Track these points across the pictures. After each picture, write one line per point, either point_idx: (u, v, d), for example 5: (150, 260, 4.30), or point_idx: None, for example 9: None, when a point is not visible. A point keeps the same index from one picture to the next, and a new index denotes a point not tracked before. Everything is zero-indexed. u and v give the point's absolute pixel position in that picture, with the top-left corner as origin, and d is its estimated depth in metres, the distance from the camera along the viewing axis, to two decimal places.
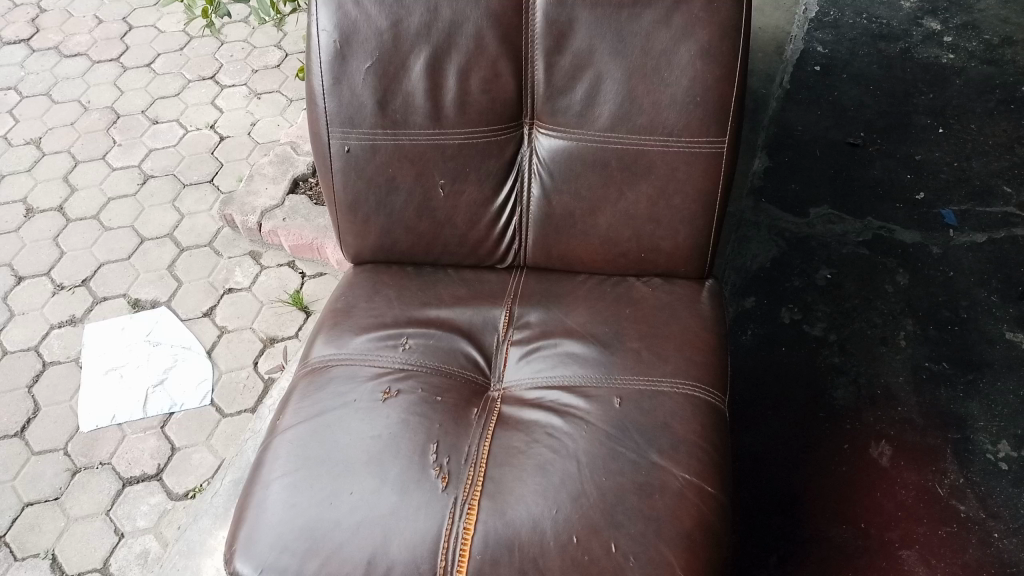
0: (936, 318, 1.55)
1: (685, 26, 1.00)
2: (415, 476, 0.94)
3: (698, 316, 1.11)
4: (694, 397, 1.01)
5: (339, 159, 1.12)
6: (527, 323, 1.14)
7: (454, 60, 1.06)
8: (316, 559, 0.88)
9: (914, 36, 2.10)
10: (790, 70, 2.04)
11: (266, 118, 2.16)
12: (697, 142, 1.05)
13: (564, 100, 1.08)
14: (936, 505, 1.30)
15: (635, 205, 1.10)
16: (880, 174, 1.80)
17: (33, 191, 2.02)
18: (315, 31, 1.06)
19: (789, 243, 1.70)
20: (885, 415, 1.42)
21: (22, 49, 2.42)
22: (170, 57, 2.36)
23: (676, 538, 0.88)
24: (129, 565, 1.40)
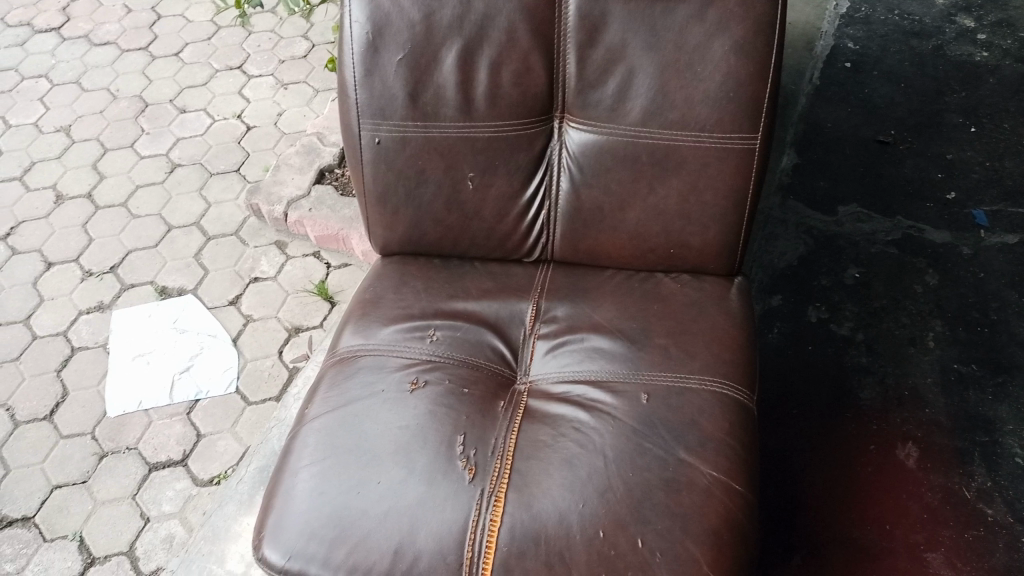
0: (965, 320, 1.53)
1: (720, 21, 0.99)
2: (442, 467, 0.94)
3: (726, 313, 1.11)
4: (722, 394, 1.00)
5: (370, 150, 1.12)
6: (553, 318, 1.14)
7: (486, 52, 1.06)
8: (344, 548, 0.89)
9: (946, 34, 2.07)
10: (819, 66, 2.02)
11: (293, 108, 2.17)
12: (729, 138, 1.04)
13: (595, 94, 1.08)
14: (963, 508, 1.29)
15: (665, 201, 1.10)
16: (910, 173, 1.78)
17: (63, 178, 2.04)
18: (348, 22, 1.06)
19: (816, 241, 1.68)
20: (911, 417, 1.41)
21: (53, 37, 2.45)
22: (198, 47, 2.38)
23: (702, 535, 0.88)
24: (154, 549, 1.41)
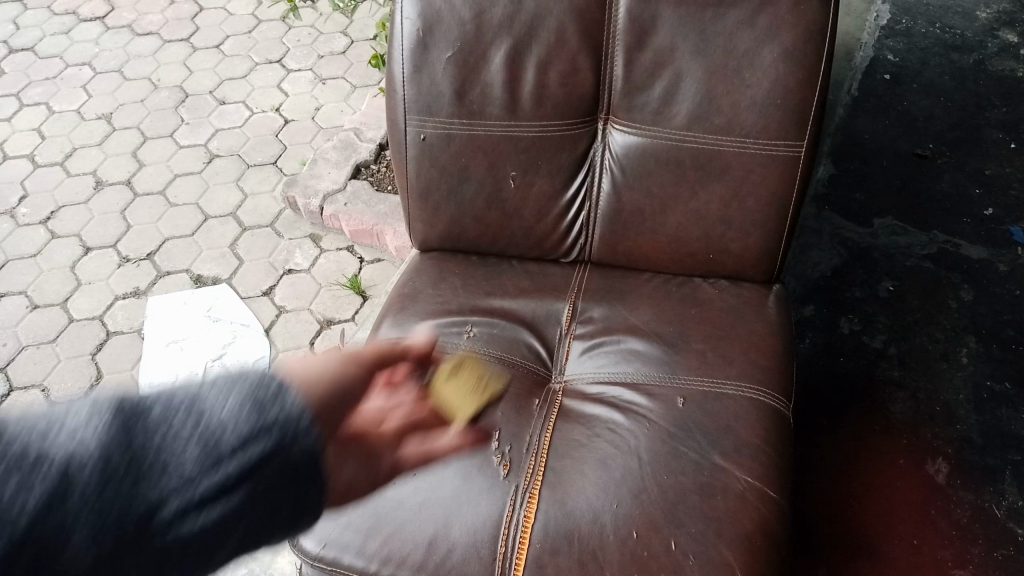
0: (1000, 337, 1.52)
1: (770, 27, 0.99)
2: (477, 462, 0.95)
3: (764, 320, 1.11)
4: (758, 401, 1.00)
5: (414, 146, 1.13)
6: (590, 318, 1.14)
7: (534, 52, 1.07)
8: (378, 537, 0.90)
9: (988, 49, 2.05)
10: (858, 77, 2.01)
11: (330, 103, 2.19)
12: (774, 145, 1.04)
13: (641, 97, 1.08)
14: (993, 527, 1.28)
15: (706, 205, 1.10)
16: (947, 187, 1.77)
17: (103, 165, 2.08)
18: (399, 18, 1.08)
19: (851, 252, 1.67)
20: (943, 432, 1.39)
21: (97, 26, 2.49)
22: (239, 40, 2.41)
23: (736, 539, 0.87)
24: None
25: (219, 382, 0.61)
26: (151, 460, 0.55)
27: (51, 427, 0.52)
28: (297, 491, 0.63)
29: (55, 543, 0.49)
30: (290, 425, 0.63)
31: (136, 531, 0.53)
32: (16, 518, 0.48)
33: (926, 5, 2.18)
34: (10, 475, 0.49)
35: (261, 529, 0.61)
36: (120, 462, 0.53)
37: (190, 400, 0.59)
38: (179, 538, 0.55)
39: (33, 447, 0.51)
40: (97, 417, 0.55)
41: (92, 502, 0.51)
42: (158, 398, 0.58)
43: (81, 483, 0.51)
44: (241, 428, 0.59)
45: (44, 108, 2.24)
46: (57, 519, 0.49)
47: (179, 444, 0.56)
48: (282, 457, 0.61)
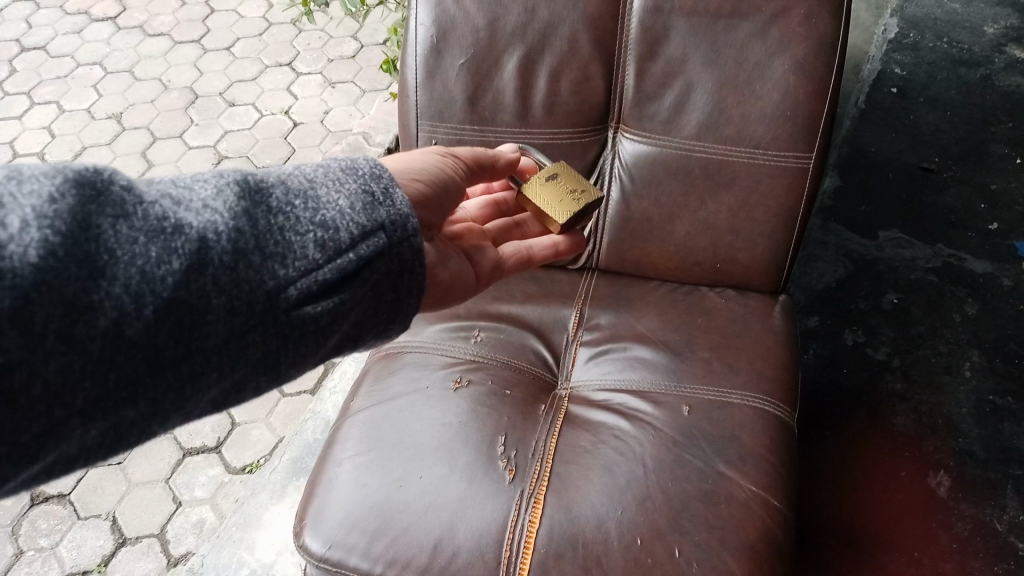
0: (1003, 351, 1.52)
1: (781, 40, 1.00)
2: (483, 466, 0.95)
3: (770, 331, 1.11)
4: (764, 411, 1.01)
5: (425, 151, 1.14)
6: (596, 325, 1.15)
7: (547, 60, 1.08)
8: (384, 539, 0.90)
9: (995, 64, 2.06)
10: (866, 90, 2.02)
11: (339, 107, 2.21)
12: (783, 156, 1.05)
13: (652, 106, 1.09)
14: (994, 541, 1.28)
15: (715, 215, 1.11)
16: (953, 202, 1.77)
17: (112, 164, 2.09)
18: (413, 24, 1.09)
19: (856, 264, 1.68)
20: (945, 445, 1.40)
21: (108, 26, 2.50)
22: (249, 42, 2.42)
23: (739, 548, 0.88)
24: (185, 533, 1.44)
25: (330, 175, 0.64)
26: (274, 238, 0.59)
27: (185, 199, 0.57)
28: (418, 279, 0.67)
29: (197, 304, 0.54)
30: (408, 221, 0.65)
31: (266, 306, 0.57)
32: (164, 277, 0.52)
33: (934, 19, 2.19)
34: (154, 239, 0.53)
35: (374, 316, 0.65)
36: (247, 238, 0.57)
37: (303, 191, 0.62)
38: (303, 315, 0.60)
39: (174, 213, 0.55)
40: (224, 194, 0.58)
41: (226, 271, 0.55)
42: (278, 183, 0.62)
43: (216, 252, 0.55)
44: (357, 222, 0.62)
45: (55, 107, 2.25)
46: (198, 284, 0.54)
47: (298, 227, 0.60)
48: (403, 245, 0.65)
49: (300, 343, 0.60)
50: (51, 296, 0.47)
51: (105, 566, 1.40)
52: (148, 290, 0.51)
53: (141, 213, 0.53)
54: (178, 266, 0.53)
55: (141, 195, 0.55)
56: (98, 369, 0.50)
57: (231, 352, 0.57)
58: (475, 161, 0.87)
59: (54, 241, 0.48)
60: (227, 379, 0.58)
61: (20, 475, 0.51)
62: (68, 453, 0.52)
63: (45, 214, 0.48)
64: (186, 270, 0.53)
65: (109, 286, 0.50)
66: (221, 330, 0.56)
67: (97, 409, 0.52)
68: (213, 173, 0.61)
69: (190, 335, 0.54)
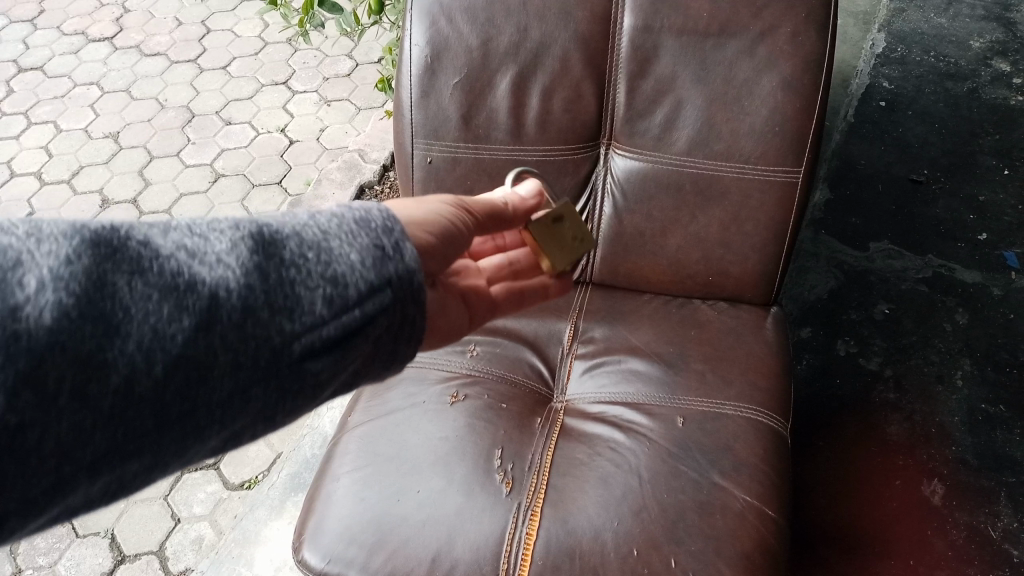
0: (994, 360, 1.54)
1: (769, 57, 1.02)
2: (480, 480, 0.96)
3: (762, 342, 1.13)
4: (757, 421, 1.02)
5: (421, 168, 1.16)
6: (591, 338, 1.16)
7: (540, 79, 1.10)
8: (382, 553, 0.91)
9: (982, 77, 2.09)
10: (854, 104, 2.05)
11: (335, 125, 2.23)
12: (772, 171, 1.07)
13: (643, 123, 1.11)
14: (988, 548, 1.29)
15: (706, 229, 1.13)
16: (942, 213, 1.80)
17: (109, 183, 2.10)
18: (408, 44, 1.11)
19: (848, 276, 1.70)
20: (938, 454, 1.41)
21: (105, 46, 2.52)
22: (245, 61, 2.44)
23: (735, 557, 0.89)
24: (184, 550, 1.44)
25: (344, 226, 0.61)
26: (284, 294, 0.56)
27: (198, 251, 0.54)
28: (419, 329, 0.65)
29: (206, 360, 0.52)
30: (415, 277, 0.63)
31: (271, 362, 0.56)
32: (175, 335, 0.50)
33: (921, 34, 2.22)
34: (167, 297, 0.51)
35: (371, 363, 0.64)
36: (258, 295, 0.55)
37: (316, 244, 0.59)
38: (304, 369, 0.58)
39: (188, 268, 0.53)
40: (237, 248, 0.56)
41: (229, 328, 0.53)
42: (293, 234, 0.59)
43: (225, 309, 0.53)
44: (368, 276, 0.59)
45: (52, 126, 2.27)
46: (207, 341, 0.52)
47: (308, 283, 0.57)
48: (408, 298, 0.62)
49: (299, 395, 0.59)
50: (65, 355, 0.46)
51: None
52: (159, 348, 0.50)
53: (154, 269, 0.51)
54: (186, 324, 0.51)
55: (155, 250, 0.53)
56: (110, 426, 0.49)
57: (235, 407, 0.55)
58: (487, 215, 0.85)
59: (69, 303, 0.47)
60: (230, 429, 0.56)
61: (26, 528, 0.49)
62: (73, 504, 0.51)
63: (61, 276, 0.47)
64: (196, 329, 0.51)
65: (122, 344, 0.49)
66: (227, 386, 0.54)
67: (104, 463, 0.50)
68: (228, 222, 0.58)
69: (196, 392, 0.52)
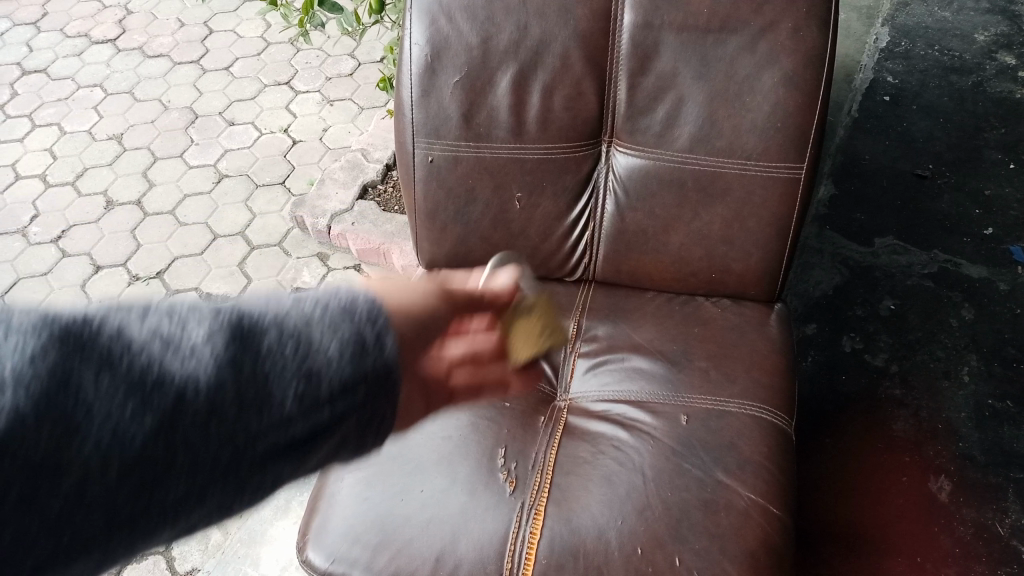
0: (1001, 355, 1.53)
1: (770, 53, 1.01)
2: (483, 479, 0.96)
3: (766, 339, 1.12)
4: (761, 418, 1.02)
5: (422, 168, 1.16)
6: (594, 336, 1.16)
7: (540, 77, 1.09)
8: (386, 553, 0.90)
9: (987, 71, 2.07)
10: (859, 99, 2.05)
11: (338, 124, 2.23)
12: (774, 167, 1.06)
13: (644, 120, 1.10)
14: (996, 545, 1.28)
15: (709, 226, 1.12)
16: (947, 207, 1.79)
17: (113, 185, 2.11)
18: (408, 44, 1.10)
19: (853, 271, 1.69)
20: (945, 450, 1.40)
21: (108, 48, 2.53)
22: (247, 62, 2.45)
23: (740, 556, 0.89)
24: (190, 550, 1.44)
25: (329, 311, 0.54)
26: (257, 391, 0.50)
27: (171, 337, 0.48)
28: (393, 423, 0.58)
29: (167, 460, 0.46)
30: (390, 371, 0.57)
31: (237, 462, 0.49)
32: (135, 438, 0.45)
33: (925, 28, 2.21)
34: (132, 396, 0.45)
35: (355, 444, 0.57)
36: (230, 394, 0.48)
37: (297, 332, 0.52)
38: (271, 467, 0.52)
39: (158, 360, 0.47)
40: (214, 335, 0.49)
41: (216, 424, 0.48)
42: (274, 320, 0.52)
43: (191, 407, 0.47)
44: (346, 372, 0.53)
45: (56, 128, 2.27)
46: (170, 440, 0.46)
47: (285, 378, 0.51)
48: (386, 392, 0.57)
49: (266, 491, 0.52)
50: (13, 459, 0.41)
51: None
52: (116, 452, 0.44)
53: (122, 361, 0.46)
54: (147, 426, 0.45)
55: (124, 338, 0.47)
56: (56, 532, 0.43)
57: (196, 508, 0.49)
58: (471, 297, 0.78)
59: (26, 408, 0.42)
60: (185, 525, 0.49)
61: None
62: None
63: (21, 376, 0.43)
64: (158, 431, 0.46)
65: (79, 447, 0.43)
66: (188, 487, 0.48)
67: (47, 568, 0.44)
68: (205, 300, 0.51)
69: (151, 495, 0.46)
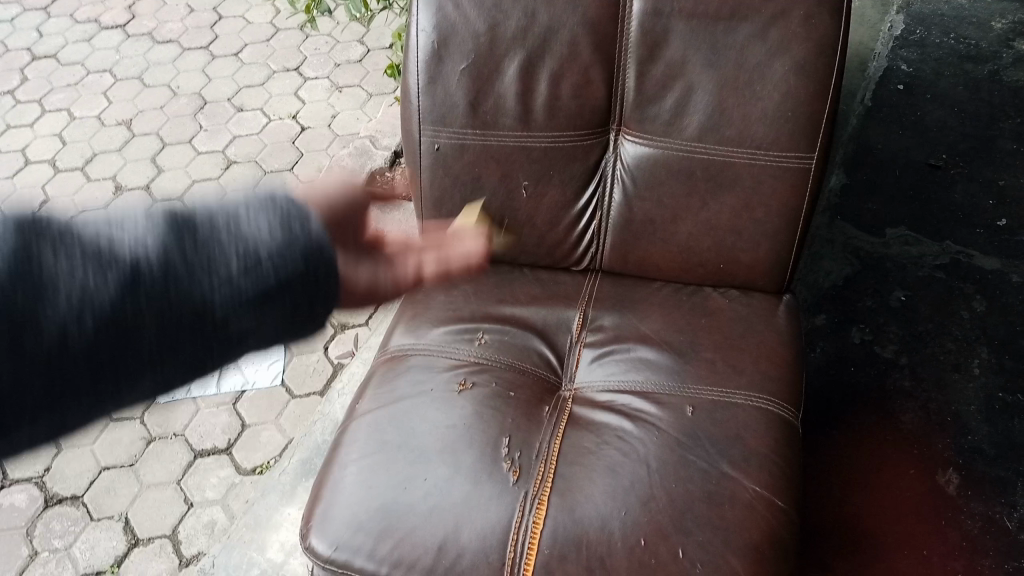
0: (1012, 348, 1.52)
1: (781, 41, 1.00)
2: (487, 468, 0.96)
3: (774, 331, 1.11)
4: (767, 410, 1.01)
5: (428, 156, 1.15)
6: (600, 327, 1.15)
7: (548, 64, 1.08)
8: (390, 541, 0.91)
9: (1003, 59, 2.04)
10: (872, 87, 2.02)
11: (346, 111, 2.23)
12: (784, 157, 1.05)
13: (653, 108, 1.09)
14: (1004, 539, 1.27)
15: (717, 216, 1.11)
16: (960, 198, 1.77)
17: (122, 170, 2.11)
18: (414, 30, 1.10)
19: (863, 262, 1.68)
20: (953, 443, 1.39)
21: (118, 34, 2.53)
22: (257, 47, 2.44)
23: (744, 548, 0.88)
24: (197, 534, 1.45)
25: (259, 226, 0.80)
26: None
27: (115, 230, 0.55)
28: (330, 284, 0.63)
29: (129, 316, 0.54)
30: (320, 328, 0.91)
31: (175, 307, 0.56)
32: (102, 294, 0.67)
33: (941, 15, 2.18)
34: (89, 262, 0.52)
35: (305, 319, 0.63)
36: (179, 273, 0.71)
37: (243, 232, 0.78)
38: (198, 322, 0.57)
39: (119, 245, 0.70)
40: (271, 214, 0.59)
41: (129, 308, 0.54)
42: None
43: (138, 296, 0.54)
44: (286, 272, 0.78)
45: (66, 114, 2.28)
46: None
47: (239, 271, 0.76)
48: (320, 280, 0.62)
49: (210, 340, 0.59)
50: None
51: (117, 567, 1.42)
52: None
53: (77, 240, 0.53)
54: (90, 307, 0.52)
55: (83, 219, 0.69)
56: (50, 367, 0.52)
57: (168, 345, 0.57)
58: None
59: None
60: (145, 384, 0.58)
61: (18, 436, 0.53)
62: (38, 427, 0.54)
63: None
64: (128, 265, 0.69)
65: None
66: (150, 336, 0.55)
67: (51, 404, 0.53)
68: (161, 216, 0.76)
69: (123, 338, 0.54)
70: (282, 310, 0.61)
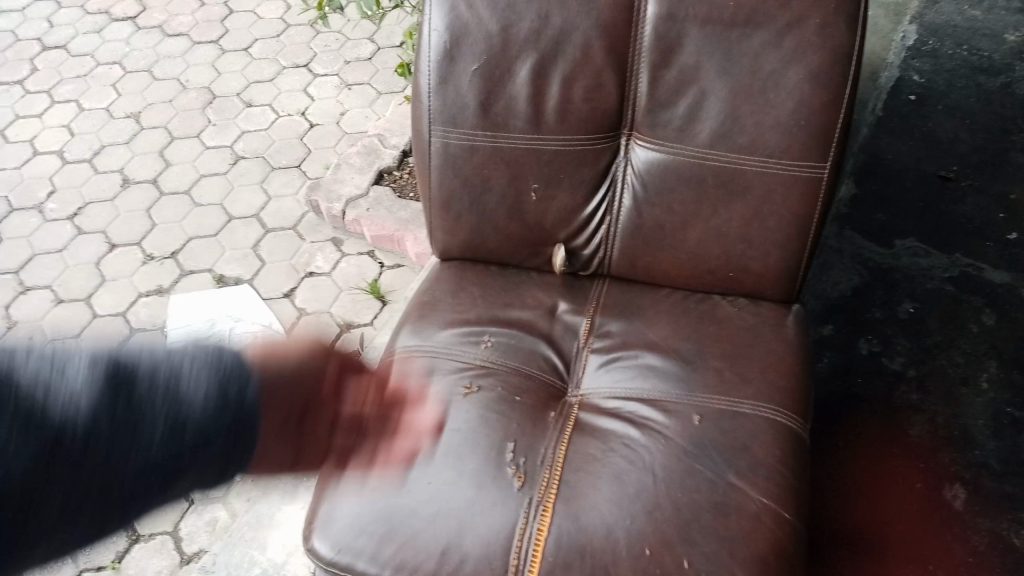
0: (1020, 362, 1.51)
1: (796, 49, 0.99)
2: (491, 473, 0.95)
3: (782, 341, 1.11)
4: (774, 421, 1.00)
5: (438, 156, 1.15)
6: (607, 332, 1.15)
7: (561, 67, 1.08)
8: (392, 544, 0.90)
9: (1016, 71, 2.03)
10: (883, 97, 2.01)
11: (355, 109, 2.22)
12: (797, 165, 1.05)
13: (665, 114, 1.09)
14: (1009, 555, 1.26)
15: (728, 223, 1.10)
16: (970, 210, 1.76)
17: (130, 163, 2.11)
18: (427, 30, 1.09)
19: (871, 272, 1.67)
20: (958, 457, 1.38)
21: (129, 26, 2.53)
22: (267, 43, 2.44)
23: (749, 560, 0.88)
24: (197, 531, 1.45)
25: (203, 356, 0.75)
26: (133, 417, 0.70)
27: (50, 386, 0.66)
28: (239, 460, 0.76)
29: (32, 497, 0.63)
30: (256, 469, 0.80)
31: (90, 493, 0.67)
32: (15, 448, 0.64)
33: (953, 26, 2.17)
34: (14, 440, 0.63)
35: (204, 481, 0.76)
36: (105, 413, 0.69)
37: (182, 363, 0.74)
38: (110, 502, 0.68)
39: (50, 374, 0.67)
40: (208, 382, 0.73)
41: (55, 467, 0.65)
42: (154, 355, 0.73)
43: (64, 451, 0.65)
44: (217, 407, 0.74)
45: (75, 105, 2.27)
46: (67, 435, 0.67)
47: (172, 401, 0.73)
48: (227, 449, 0.75)
49: (112, 511, 0.69)
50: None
51: (117, 562, 1.41)
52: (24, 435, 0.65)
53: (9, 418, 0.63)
54: (28, 455, 0.63)
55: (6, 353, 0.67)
56: None
57: (64, 527, 0.66)
58: None
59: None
60: (49, 550, 0.66)
61: None
62: None
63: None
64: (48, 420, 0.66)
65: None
66: (54, 513, 0.65)
67: None
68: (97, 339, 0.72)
69: (25, 515, 0.63)
70: (184, 479, 0.73)
